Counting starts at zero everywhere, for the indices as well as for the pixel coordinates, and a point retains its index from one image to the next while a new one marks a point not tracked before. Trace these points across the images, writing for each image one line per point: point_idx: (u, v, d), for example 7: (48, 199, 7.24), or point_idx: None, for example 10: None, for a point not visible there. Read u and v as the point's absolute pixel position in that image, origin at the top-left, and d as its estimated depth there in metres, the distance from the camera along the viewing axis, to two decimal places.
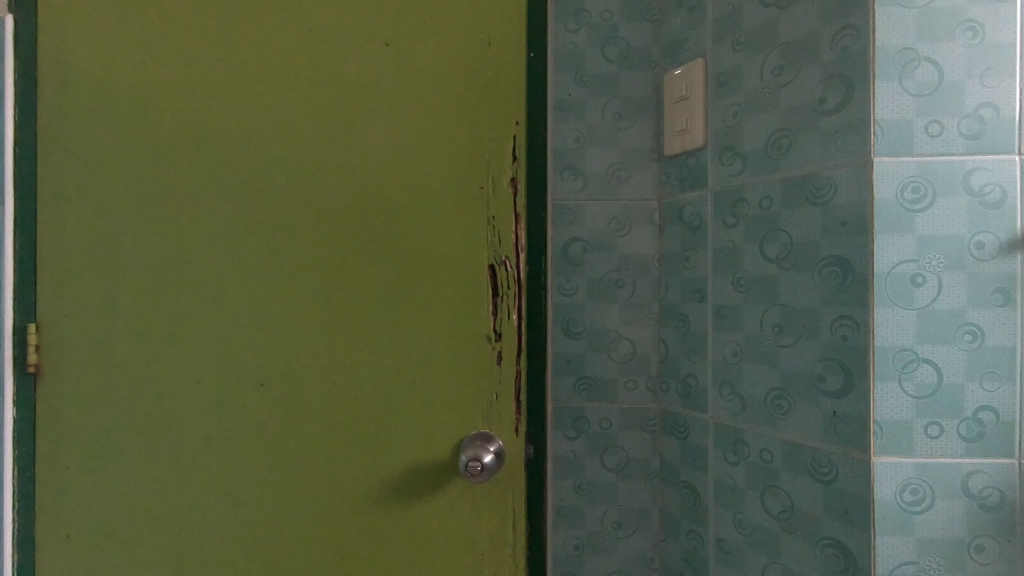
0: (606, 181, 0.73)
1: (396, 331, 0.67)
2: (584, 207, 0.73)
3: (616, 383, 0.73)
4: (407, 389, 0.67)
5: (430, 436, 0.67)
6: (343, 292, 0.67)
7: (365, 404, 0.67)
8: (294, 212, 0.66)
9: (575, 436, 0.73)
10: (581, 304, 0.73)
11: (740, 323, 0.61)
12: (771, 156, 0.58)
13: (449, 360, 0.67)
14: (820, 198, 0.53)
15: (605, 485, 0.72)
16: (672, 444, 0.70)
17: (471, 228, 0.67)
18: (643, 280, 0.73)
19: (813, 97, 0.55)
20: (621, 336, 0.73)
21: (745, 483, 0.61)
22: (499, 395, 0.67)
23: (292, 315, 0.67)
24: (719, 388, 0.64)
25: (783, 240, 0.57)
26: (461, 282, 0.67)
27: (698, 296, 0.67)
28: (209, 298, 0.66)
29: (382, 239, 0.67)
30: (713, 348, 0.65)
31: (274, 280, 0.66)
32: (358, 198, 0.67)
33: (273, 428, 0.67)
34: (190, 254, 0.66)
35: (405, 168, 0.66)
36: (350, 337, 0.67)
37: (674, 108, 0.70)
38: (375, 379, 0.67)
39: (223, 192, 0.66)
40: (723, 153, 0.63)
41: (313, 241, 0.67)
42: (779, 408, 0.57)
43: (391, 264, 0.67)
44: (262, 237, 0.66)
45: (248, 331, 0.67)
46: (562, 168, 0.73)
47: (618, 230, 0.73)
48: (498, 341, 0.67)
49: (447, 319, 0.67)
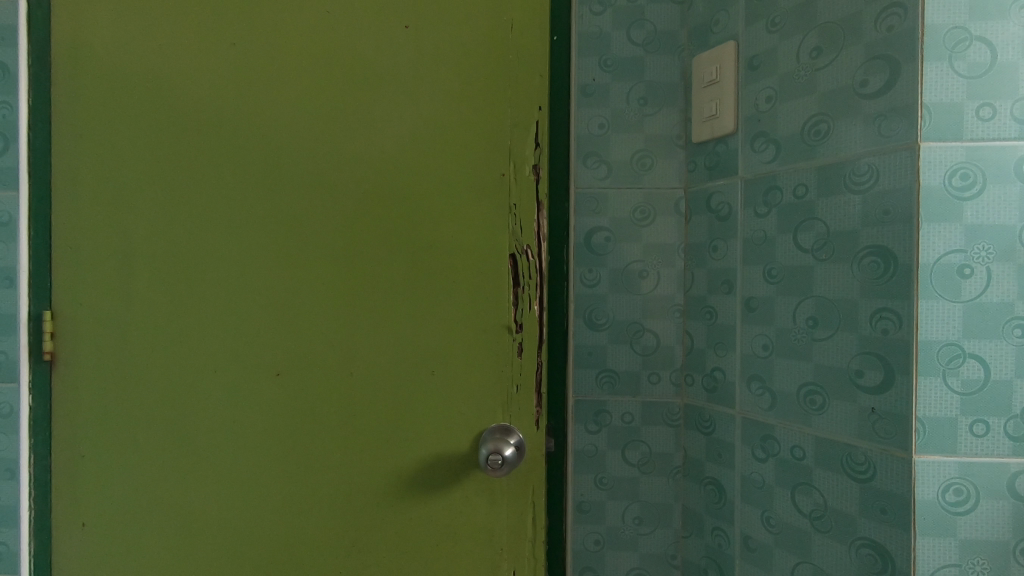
0: (630, 169, 0.71)
1: (416, 321, 0.65)
2: (608, 196, 0.71)
3: (639, 376, 0.71)
4: (426, 381, 0.65)
5: (450, 428, 0.65)
6: (362, 282, 0.65)
7: (385, 395, 0.66)
8: (312, 199, 0.65)
9: (597, 429, 0.71)
10: (603, 295, 0.71)
11: (772, 316, 0.59)
12: (808, 143, 0.56)
13: (469, 351, 0.65)
14: (860, 185, 0.51)
15: (627, 480, 0.71)
16: (696, 439, 0.69)
17: (493, 216, 0.65)
18: (668, 270, 0.71)
19: (853, 80, 0.52)
20: (644, 328, 0.71)
21: (774, 480, 0.59)
22: (520, 387, 0.66)
23: (310, 304, 0.65)
24: (748, 383, 0.62)
25: (819, 229, 0.55)
26: (482, 272, 0.65)
27: (726, 288, 0.65)
28: (225, 286, 0.65)
29: (400, 226, 0.65)
30: (742, 341, 0.63)
31: (292, 268, 0.65)
32: (378, 184, 0.65)
33: (291, 418, 0.66)
34: (205, 241, 0.65)
35: (426, 155, 0.65)
36: (370, 327, 0.65)
37: (702, 93, 0.68)
38: (394, 371, 0.66)
39: (240, 179, 0.65)
40: (755, 139, 0.61)
41: (331, 228, 0.65)
42: (813, 404, 0.55)
43: (411, 252, 0.65)
44: (278, 224, 0.65)
45: (266, 321, 0.65)
46: (586, 156, 0.71)
47: (642, 220, 0.71)
48: (519, 333, 0.65)
49: (468, 309, 0.65)
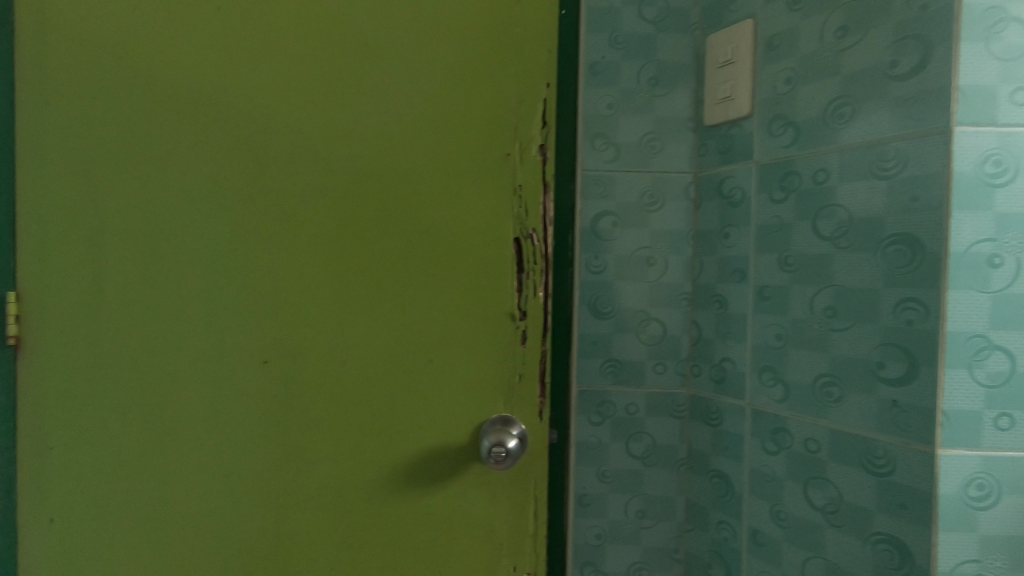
0: (639, 152, 0.68)
1: (414, 307, 0.62)
2: (615, 179, 0.68)
3: (644, 366, 0.69)
4: (426, 370, 0.62)
5: (449, 419, 0.63)
6: (359, 266, 0.62)
7: (382, 385, 0.62)
8: (306, 175, 0.61)
9: (600, 421, 0.69)
10: (609, 282, 0.69)
11: (786, 306, 0.58)
12: (831, 126, 0.54)
13: (469, 340, 0.62)
14: (887, 171, 0.49)
15: (630, 473, 0.69)
16: (702, 430, 0.67)
17: (496, 199, 0.62)
18: (676, 258, 0.69)
19: (881, 61, 0.50)
20: (651, 317, 0.69)
21: (785, 473, 0.58)
22: (523, 377, 0.63)
23: (303, 288, 0.61)
24: (759, 373, 0.60)
25: (840, 216, 0.53)
26: (483, 258, 0.62)
27: (738, 276, 0.63)
28: (209, 268, 0.61)
29: (398, 207, 0.61)
30: (754, 331, 0.61)
31: (284, 249, 0.61)
32: (376, 162, 0.61)
33: (280, 409, 0.62)
34: (187, 219, 0.61)
35: (428, 131, 0.61)
36: (366, 312, 0.62)
37: (716, 74, 0.65)
38: (391, 360, 0.62)
39: (225, 152, 0.60)
40: (772, 123, 0.59)
41: (326, 207, 0.61)
42: (829, 396, 0.54)
43: (408, 235, 0.62)
44: (268, 202, 0.61)
45: (254, 304, 0.61)
46: (593, 137, 0.68)
47: (650, 205, 0.68)
48: (523, 320, 0.62)
49: (468, 295, 0.62)
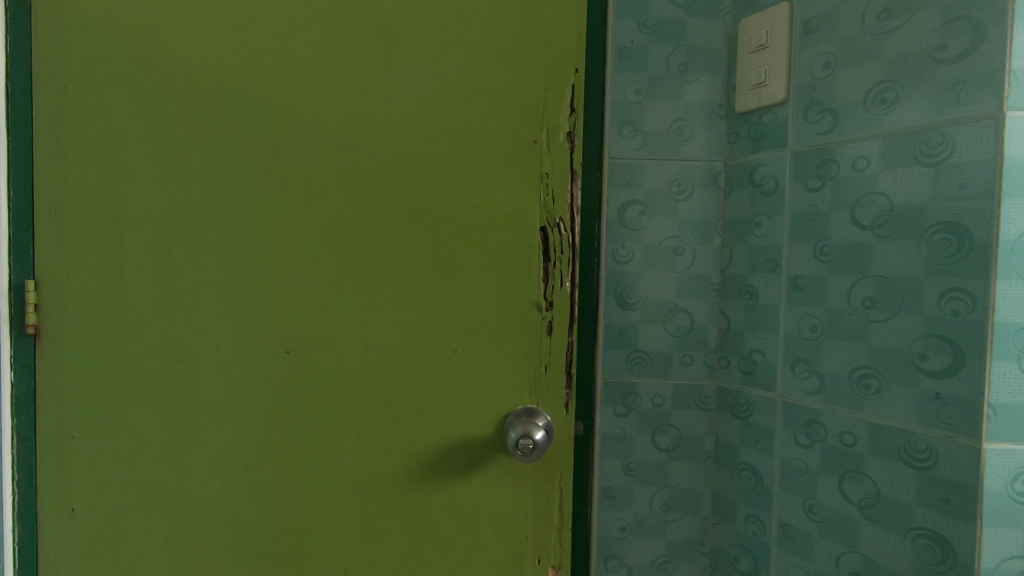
0: (668, 139, 0.67)
1: (437, 297, 0.61)
2: (643, 167, 0.67)
3: (671, 358, 0.68)
4: (452, 360, 0.61)
5: (474, 410, 0.62)
6: (385, 255, 0.61)
7: (407, 375, 0.61)
8: (331, 161, 0.60)
9: (625, 413, 0.68)
10: (636, 272, 0.67)
11: (821, 296, 0.57)
12: (872, 113, 0.53)
13: (493, 329, 0.61)
14: (932, 157, 0.48)
15: (657, 465, 0.68)
16: (730, 423, 0.66)
17: (522, 186, 0.61)
18: (705, 247, 0.67)
19: (928, 44, 0.49)
20: (678, 308, 0.68)
21: (818, 466, 0.57)
22: (549, 368, 0.62)
23: (329, 277, 0.60)
24: (792, 366, 0.59)
25: (881, 204, 0.52)
26: (508, 246, 0.61)
27: (770, 266, 0.62)
28: (232, 256, 0.60)
29: (422, 194, 0.60)
30: (786, 321, 0.60)
31: (310, 237, 0.60)
32: (402, 149, 0.60)
33: (305, 400, 0.61)
34: (210, 207, 0.60)
35: (455, 116, 0.60)
36: (392, 302, 0.61)
37: (749, 60, 0.64)
38: (417, 350, 0.61)
39: (248, 138, 0.59)
40: (809, 109, 0.58)
41: (351, 194, 0.60)
42: (867, 388, 0.53)
43: (432, 222, 0.60)
44: (292, 189, 0.60)
45: (279, 293, 0.60)
46: (620, 124, 0.67)
47: (678, 193, 0.67)
48: (549, 311, 0.61)
49: (493, 283, 0.61)
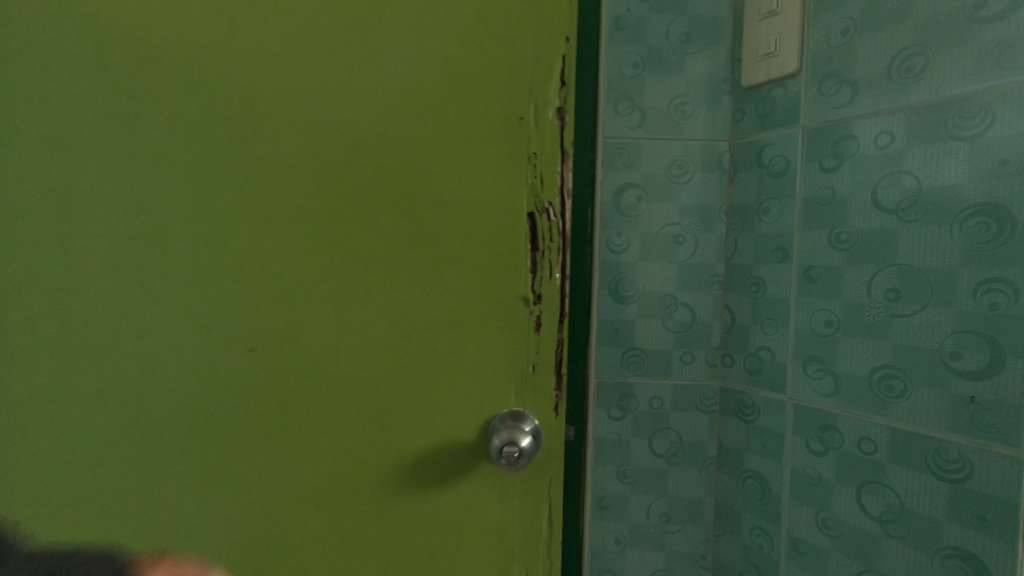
0: (668, 117, 0.61)
1: (392, 291, 0.43)
2: (640, 147, 0.61)
3: (670, 356, 0.62)
4: (443, 389, 0.45)
5: (440, 443, 0.45)
6: (356, 247, 0.42)
7: (382, 412, 0.44)
8: (261, 105, 0.40)
9: (621, 416, 0.63)
10: (632, 263, 0.62)
11: (838, 288, 0.51)
12: (897, 83, 0.47)
13: (471, 333, 0.45)
14: (967, 131, 0.42)
15: (654, 472, 0.63)
16: (734, 427, 0.61)
17: (508, 132, 0.43)
18: (707, 235, 0.62)
19: (964, 3, 0.43)
20: (678, 302, 0.62)
21: (833, 475, 0.52)
22: (538, 367, 0.46)
23: (267, 277, 0.41)
24: (804, 365, 0.54)
25: (907, 185, 0.46)
26: (490, 219, 0.44)
27: (780, 256, 0.56)
28: (114, 236, 0.40)
29: (363, 143, 0.41)
30: (797, 316, 0.55)
31: (239, 210, 0.41)
32: (375, 96, 0.41)
33: (250, 433, 0.42)
34: (73, 160, 0.39)
35: (457, 54, 0.42)
36: (366, 316, 0.43)
37: (757, 28, 0.58)
38: (400, 379, 0.44)
39: (129, 55, 0.39)
40: (825, 81, 0.52)
41: (303, 158, 0.41)
42: (890, 390, 0.47)
43: (381, 185, 0.42)
44: (201, 142, 0.40)
45: (206, 286, 0.41)
46: (616, 100, 0.61)
47: (679, 176, 0.61)
48: (536, 304, 0.45)
49: (469, 271, 0.44)
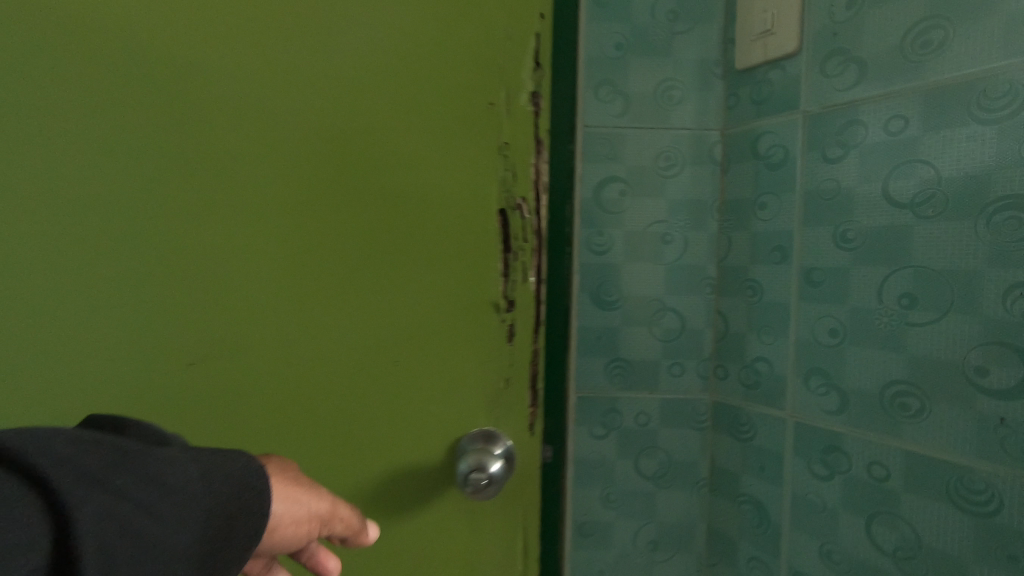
0: (654, 103, 0.55)
1: (352, 298, 0.39)
2: (625, 136, 0.55)
3: (658, 368, 0.57)
4: (403, 411, 0.40)
5: (397, 470, 0.40)
6: (308, 253, 0.38)
7: (335, 437, 0.39)
8: (205, 93, 0.36)
9: (604, 434, 0.57)
10: (616, 265, 0.56)
11: (844, 293, 0.46)
12: (912, 59, 0.41)
13: (441, 344, 0.40)
14: (995, 113, 0.37)
15: (641, 495, 0.57)
16: (729, 445, 0.55)
17: (480, 123, 0.39)
18: (698, 234, 0.56)
19: None
20: (667, 307, 0.56)
21: (839, 503, 0.46)
22: (510, 381, 0.42)
23: (210, 286, 0.37)
24: (806, 379, 0.48)
25: (924, 176, 0.41)
26: (459, 215, 0.39)
27: (778, 257, 0.51)
28: (46, 234, 0.36)
29: (316, 132, 0.37)
30: (798, 324, 0.49)
31: (183, 206, 0.36)
32: (332, 85, 0.37)
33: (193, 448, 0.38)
34: None
35: (425, 37, 0.37)
36: (321, 325, 0.39)
37: (753, 3, 0.52)
38: (358, 395, 0.39)
39: (67, 33, 0.34)
40: (829, 60, 0.46)
41: (251, 154, 0.37)
42: (904, 409, 0.42)
43: (339, 179, 0.38)
44: (137, 132, 0.36)
45: (145, 291, 0.37)
46: (597, 85, 0.55)
47: (667, 168, 0.56)
48: (509, 312, 0.41)
49: (438, 274, 0.39)
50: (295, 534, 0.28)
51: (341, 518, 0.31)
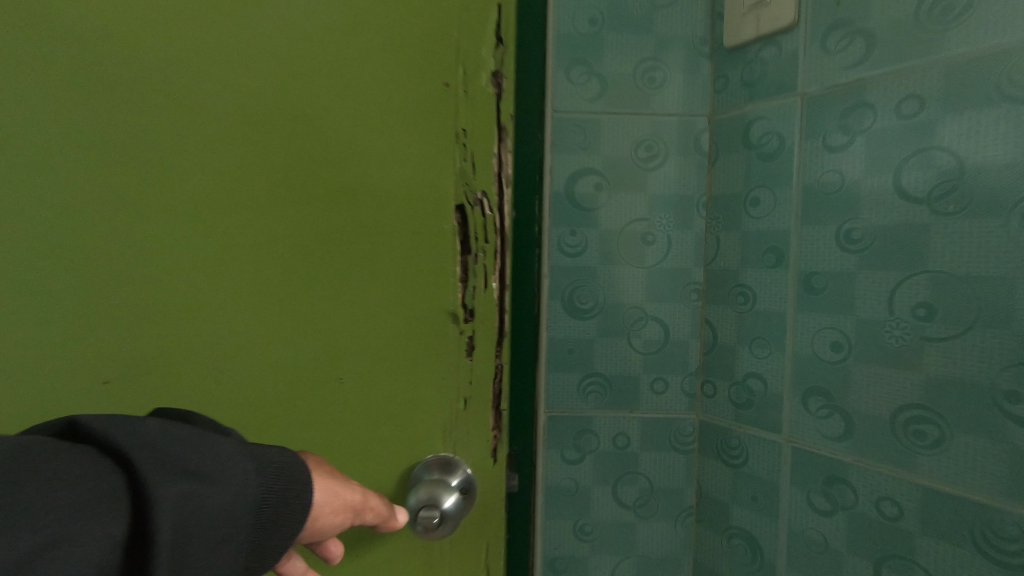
0: (634, 85, 0.49)
1: (279, 306, 0.32)
2: (600, 123, 0.49)
3: (639, 384, 0.50)
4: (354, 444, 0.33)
5: None
6: (246, 257, 0.32)
7: None
8: (112, 67, 0.30)
9: (578, 458, 0.51)
10: (591, 268, 0.50)
11: (849, 302, 0.40)
12: (928, 29, 0.35)
13: (385, 362, 0.33)
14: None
15: (619, 526, 0.51)
16: (718, 471, 0.49)
17: (432, 98, 0.32)
18: (683, 234, 0.50)
19: None
20: (649, 316, 0.50)
21: (843, 543, 0.40)
22: (470, 404, 0.34)
23: (129, 295, 0.31)
24: (804, 399, 0.42)
25: (942, 166, 0.35)
26: (406, 208, 0.32)
27: (772, 259, 0.45)
28: None
29: (232, 107, 0.31)
30: (796, 336, 0.43)
31: (71, 197, 0.31)
32: (268, 60, 0.31)
33: None
34: None
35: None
36: (242, 338, 0.32)
37: None
38: (286, 423, 0.33)
39: None
40: (830, 34, 0.41)
41: (177, 135, 0.31)
42: (920, 438, 0.36)
43: (260, 162, 0.31)
44: (29, 111, 0.30)
45: (33, 299, 0.31)
46: (569, 65, 0.49)
47: (648, 159, 0.49)
48: (468, 323, 0.34)
49: (382, 278, 0.33)
50: (330, 524, 0.28)
51: (374, 508, 0.30)
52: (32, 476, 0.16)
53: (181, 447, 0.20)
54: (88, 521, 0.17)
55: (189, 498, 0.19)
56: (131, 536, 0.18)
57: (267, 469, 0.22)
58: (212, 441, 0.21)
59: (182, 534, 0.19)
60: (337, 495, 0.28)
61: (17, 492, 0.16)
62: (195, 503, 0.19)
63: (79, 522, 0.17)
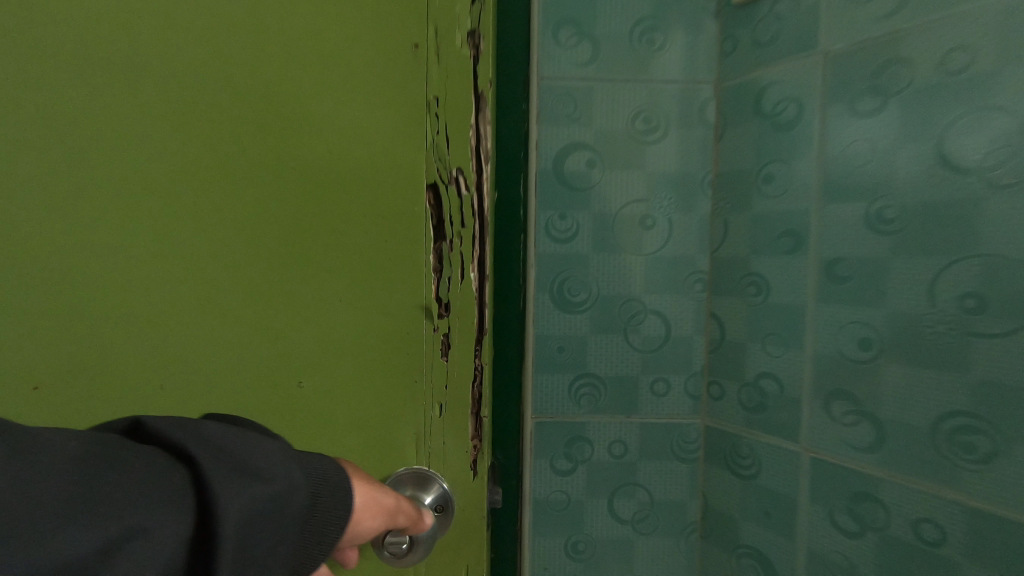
0: (631, 49, 0.43)
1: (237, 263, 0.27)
2: (593, 92, 0.43)
3: (637, 386, 0.45)
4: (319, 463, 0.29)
5: None
6: (199, 224, 0.27)
7: None
8: None
9: (570, 469, 0.45)
10: (583, 256, 0.44)
11: (881, 293, 0.34)
12: None
13: (367, 325, 0.29)
14: None
15: (616, 544, 0.46)
16: (726, 484, 0.44)
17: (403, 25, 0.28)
18: (688, 217, 0.44)
19: None
20: (649, 310, 0.45)
21: (872, 570, 0.35)
22: (446, 408, 0.31)
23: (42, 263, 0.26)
24: (828, 405, 0.37)
25: (998, 129, 0.29)
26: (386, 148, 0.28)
27: (789, 245, 0.39)
28: None
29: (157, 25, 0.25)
30: (817, 333, 0.38)
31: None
32: (216, 8, 0.26)
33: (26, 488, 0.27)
34: None
35: None
36: (197, 304, 0.27)
37: None
38: (256, 401, 0.28)
39: None
40: None
41: (104, 93, 0.25)
42: (968, 452, 0.30)
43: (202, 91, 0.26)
44: None
45: None
46: (557, 25, 0.43)
47: (647, 133, 0.44)
48: (444, 318, 0.30)
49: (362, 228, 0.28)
50: (367, 528, 0.26)
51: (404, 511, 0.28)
52: (108, 471, 0.15)
53: (237, 447, 0.19)
54: (160, 517, 0.15)
55: (253, 497, 0.18)
56: (196, 536, 0.16)
57: (313, 471, 0.21)
58: (265, 442, 0.20)
59: (244, 536, 0.17)
60: (373, 500, 0.26)
61: (99, 479, 0.15)
62: (257, 504, 0.18)
63: (156, 516, 0.15)
